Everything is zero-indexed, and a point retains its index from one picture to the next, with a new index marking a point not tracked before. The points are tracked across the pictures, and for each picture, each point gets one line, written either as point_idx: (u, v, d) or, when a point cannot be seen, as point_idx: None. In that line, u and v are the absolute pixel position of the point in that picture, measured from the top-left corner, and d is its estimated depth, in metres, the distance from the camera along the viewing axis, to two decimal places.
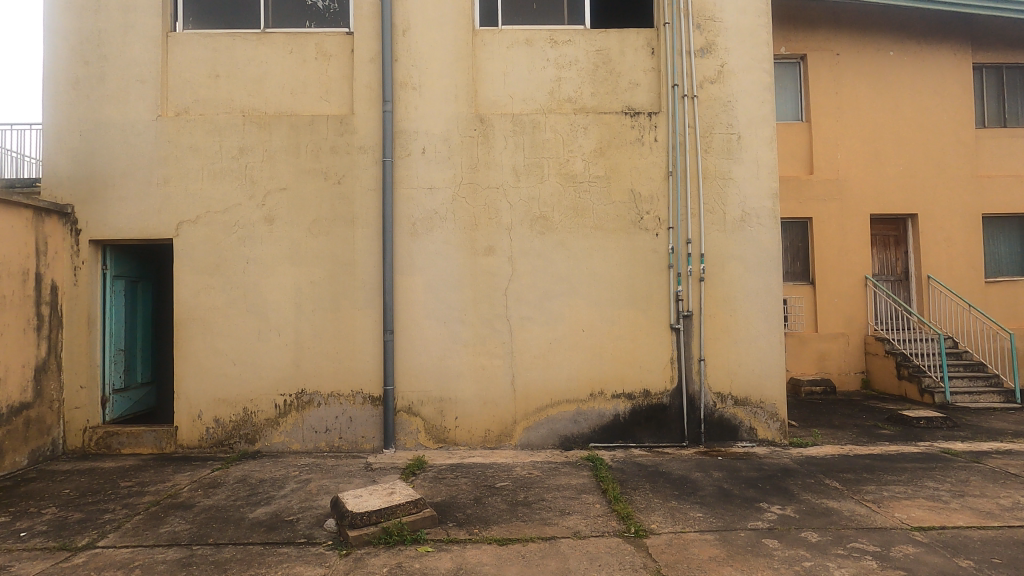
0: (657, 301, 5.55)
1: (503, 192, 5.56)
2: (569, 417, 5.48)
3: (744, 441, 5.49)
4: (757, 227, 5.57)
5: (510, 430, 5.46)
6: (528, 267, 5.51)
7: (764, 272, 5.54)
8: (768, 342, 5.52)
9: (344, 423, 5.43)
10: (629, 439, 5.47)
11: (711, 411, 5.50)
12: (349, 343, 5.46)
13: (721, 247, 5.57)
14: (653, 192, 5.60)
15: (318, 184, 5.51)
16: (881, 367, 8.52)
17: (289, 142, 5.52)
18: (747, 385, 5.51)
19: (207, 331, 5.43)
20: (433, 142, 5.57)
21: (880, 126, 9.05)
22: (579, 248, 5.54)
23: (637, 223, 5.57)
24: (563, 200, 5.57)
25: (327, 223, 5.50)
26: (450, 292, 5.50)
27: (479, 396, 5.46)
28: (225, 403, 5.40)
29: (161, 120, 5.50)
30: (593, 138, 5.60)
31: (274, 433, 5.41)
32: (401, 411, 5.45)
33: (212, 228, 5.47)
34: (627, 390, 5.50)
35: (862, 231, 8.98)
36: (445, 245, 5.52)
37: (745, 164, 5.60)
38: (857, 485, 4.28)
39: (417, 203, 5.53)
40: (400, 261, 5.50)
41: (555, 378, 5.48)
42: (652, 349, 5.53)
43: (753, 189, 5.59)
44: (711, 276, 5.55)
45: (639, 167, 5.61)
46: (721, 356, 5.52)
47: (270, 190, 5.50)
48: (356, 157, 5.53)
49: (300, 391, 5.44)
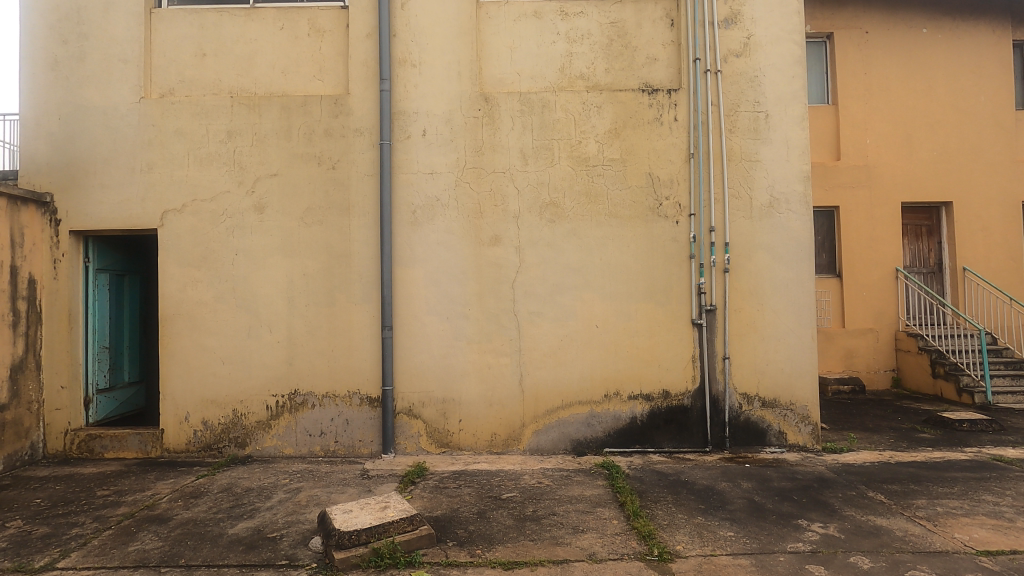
0: (677, 295, 5.11)
1: (509, 176, 5.15)
2: (582, 420, 5.07)
3: (773, 446, 5.06)
4: (787, 213, 5.11)
5: (518, 433, 5.06)
6: (537, 258, 5.10)
7: (794, 263, 5.09)
8: (799, 338, 5.07)
9: (340, 426, 5.07)
10: (647, 444, 5.05)
11: (736, 414, 5.07)
12: (346, 341, 5.09)
13: (747, 235, 5.12)
14: (673, 176, 5.15)
15: (311, 169, 5.13)
16: (913, 366, 8.02)
17: (280, 125, 5.15)
18: (776, 386, 5.07)
19: (194, 328, 5.09)
20: (434, 123, 5.16)
21: (912, 109, 8.50)
22: (593, 237, 5.11)
23: (656, 210, 5.13)
24: (575, 185, 5.14)
25: (322, 212, 5.12)
26: (453, 285, 5.10)
27: (485, 397, 5.07)
28: (214, 404, 5.06)
29: (144, 102, 5.14)
30: (608, 118, 5.16)
31: (265, 437, 5.06)
32: (400, 414, 5.07)
33: (199, 218, 5.11)
34: (645, 391, 5.07)
35: (893, 219, 8.45)
36: (447, 235, 5.12)
37: (773, 145, 5.14)
38: (905, 499, 3.83)
39: (418, 189, 5.14)
40: (400, 252, 5.11)
41: (567, 377, 5.07)
42: (672, 347, 5.09)
43: (781, 172, 5.13)
44: (736, 267, 5.10)
45: (657, 149, 5.16)
46: (747, 354, 5.08)
47: (260, 176, 5.13)
48: (352, 140, 5.14)
49: (293, 391, 5.08)
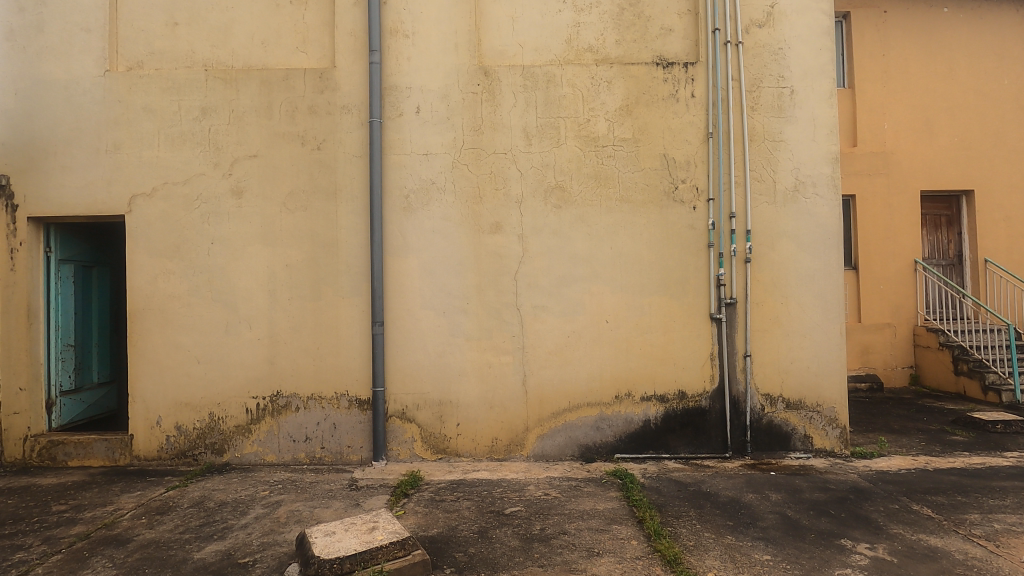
0: (694, 287, 4.69)
1: (511, 158, 4.71)
2: (591, 423, 4.66)
3: (798, 451, 4.66)
4: (814, 198, 4.70)
5: (521, 438, 4.65)
6: (542, 247, 4.68)
7: (822, 252, 4.68)
8: (826, 334, 4.67)
9: (327, 431, 4.64)
10: (661, 449, 4.65)
11: (758, 416, 4.68)
12: (332, 338, 4.65)
13: (771, 222, 4.70)
14: (690, 157, 4.72)
15: (294, 150, 4.68)
16: (933, 362, 7.65)
17: (260, 101, 4.69)
18: (801, 386, 4.68)
19: (167, 323, 4.64)
20: (429, 100, 4.72)
21: (932, 93, 8.08)
22: (602, 225, 4.69)
23: (671, 194, 4.71)
24: (583, 167, 4.70)
25: (306, 197, 4.68)
26: (450, 277, 4.67)
27: (485, 399, 4.65)
28: (189, 407, 4.62)
29: (110, 76, 4.67)
30: (619, 94, 4.73)
31: (245, 443, 4.63)
32: (393, 417, 4.65)
33: (171, 203, 4.65)
34: (659, 392, 4.66)
35: (911, 209, 8.05)
36: (444, 222, 4.68)
37: (799, 124, 4.71)
38: (956, 513, 3.44)
39: (411, 171, 4.70)
40: (391, 241, 4.68)
41: (574, 377, 4.65)
42: (688, 344, 4.68)
43: (808, 153, 4.71)
44: (759, 257, 4.69)
45: (672, 128, 4.73)
46: (770, 352, 4.68)
47: (237, 157, 4.67)
48: (339, 117, 4.69)
49: (275, 393, 4.64)
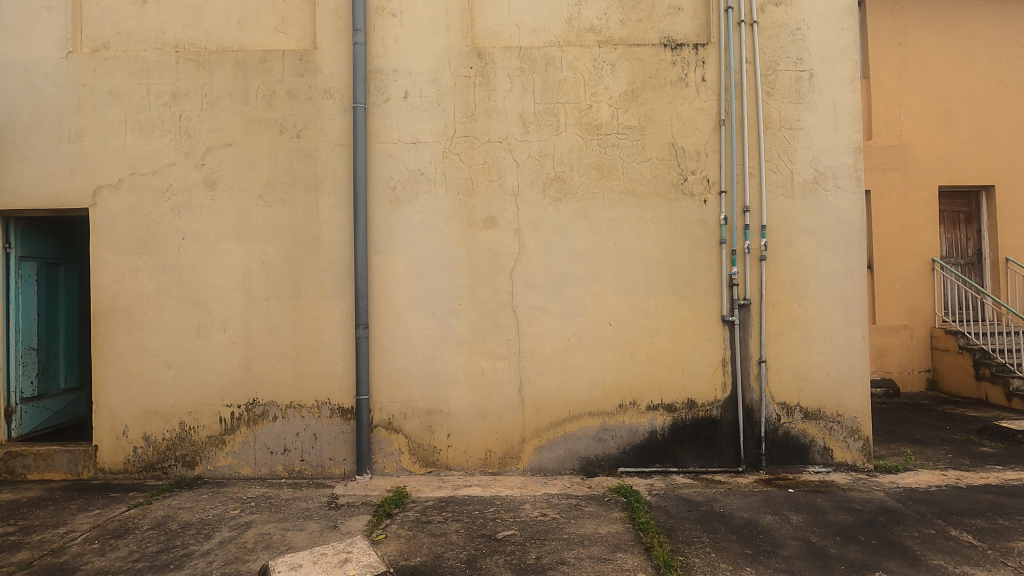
0: (705, 287, 4.33)
1: (507, 147, 4.35)
2: (592, 435, 4.30)
3: (817, 465, 4.31)
4: (834, 190, 4.34)
5: (517, 451, 4.30)
6: (539, 243, 4.32)
7: (843, 249, 4.32)
8: (847, 338, 4.32)
9: (307, 442, 4.29)
10: (669, 462, 4.30)
11: (774, 427, 4.32)
12: (313, 342, 4.30)
13: (788, 217, 4.34)
14: (700, 147, 4.36)
15: (272, 138, 4.33)
16: (952, 366, 7.29)
17: (235, 85, 4.33)
18: (820, 395, 4.32)
19: (134, 325, 4.29)
20: (418, 84, 4.36)
21: (951, 83, 7.70)
22: (605, 219, 4.33)
23: (679, 186, 4.34)
24: (584, 157, 4.35)
25: (284, 188, 4.32)
26: (440, 276, 4.31)
27: (479, 408, 4.30)
28: (158, 416, 4.28)
29: (72, 58, 4.32)
30: (623, 78, 4.36)
31: (218, 455, 4.28)
32: (378, 427, 4.30)
33: (139, 195, 4.30)
34: (666, 401, 4.31)
35: (929, 205, 7.67)
36: (434, 216, 4.33)
37: (819, 111, 4.35)
38: (1000, 541, 3.08)
39: (398, 161, 4.34)
40: (377, 237, 4.32)
41: (575, 384, 4.30)
42: (698, 349, 4.32)
43: (828, 142, 4.35)
44: (775, 255, 4.33)
45: (681, 114, 4.36)
46: (787, 357, 4.32)
47: (210, 146, 4.32)
48: (321, 103, 4.34)
49: (251, 401, 4.30)
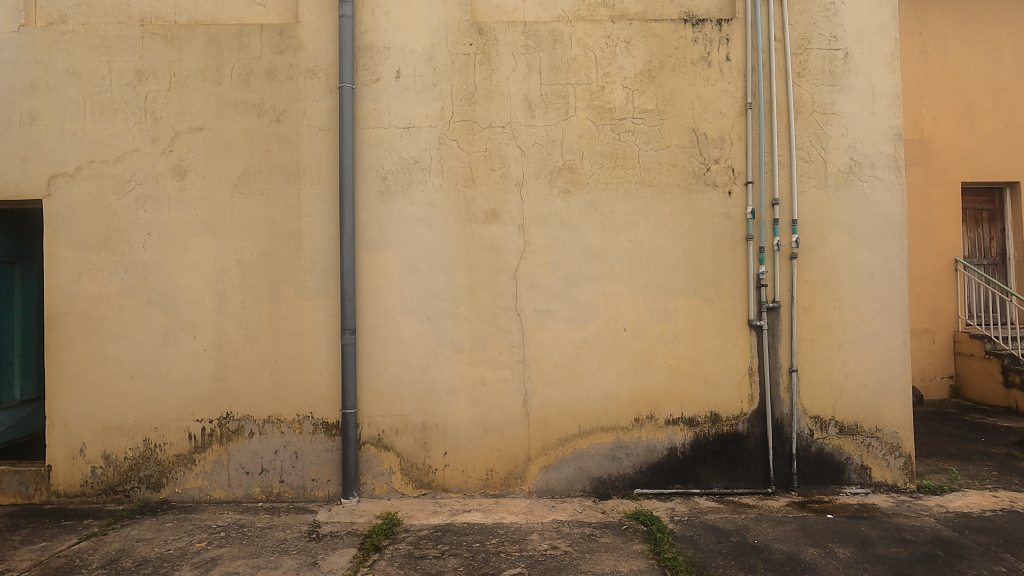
0: (730, 288, 3.91)
1: (510, 132, 3.92)
2: (605, 452, 3.87)
3: (854, 486, 3.89)
4: (871, 182, 3.92)
5: (522, 470, 3.86)
6: (547, 240, 3.89)
7: (881, 247, 3.91)
8: (887, 345, 3.90)
9: (287, 461, 3.84)
10: (690, 483, 3.87)
11: (806, 444, 3.90)
12: (294, 349, 3.85)
13: (821, 211, 3.92)
14: (724, 132, 3.94)
15: (248, 122, 3.88)
16: (978, 373, 6.89)
17: (207, 63, 3.89)
18: (856, 407, 3.90)
19: (93, 331, 3.84)
20: (411, 62, 3.92)
21: (974, 75, 7.32)
22: (620, 213, 3.90)
23: (701, 176, 3.92)
24: (596, 144, 3.92)
25: (262, 178, 3.88)
26: (436, 276, 3.87)
27: (479, 423, 3.86)
28: (120, 433, 3.82)
29: (26, 32, 3.86)
30: (639, 56, 3.94)
31: (187, 476, 3.83)
32: (367, 445, 3.86)
33: (99, 185, 3.85)
34: (687, 414, 3.88)
35: (952, 202, 7.28)
36: (429, 209, 3.89)
37: (855, 93, 3.94)
38: None
39: (389, 148, 3.90)
40: (366, 232, 3.88)
41: (585, 396, 3.87)
42: (722, 357, 3.90)
43: (865, 128, 3.93)
44: (807, 253, 3.92)
45: (704, 97, 3.94)
46: (820, 366, 3.90)
47: (179, 130, 3.87)
48: (303, 83, 3.90)
49: (225, 416, 3.84)
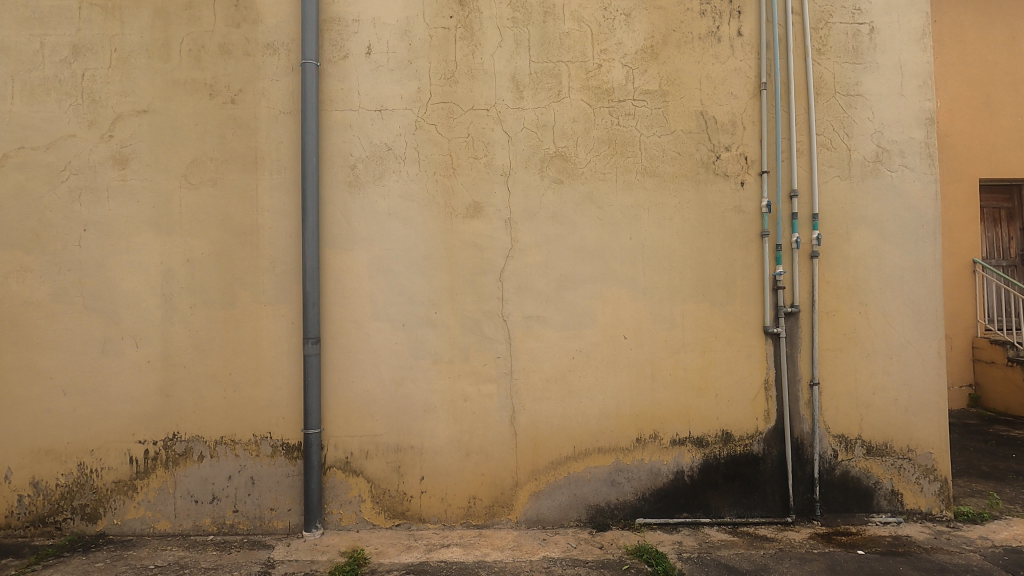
0: (743, 291, 3.47)
1: (495, 116, 3.48)
2: (602, 476, 3.42)
3: (883, 514, 3.44)
4: (901, 172, 3.50)
5: (509, 498, 3.41)
6: (537, 237, 3.45)
7: (912, 245, 3.48)
8: (919, 355, 3.47)
9: (242, 488, 3.39)
10: (699, 511, 3.43)
11: (830, 466, 3.46)
12: (250, 361, 3.40)
13: (844, 204, 3.49)
14: (736, 117, 3.51)
15: (198, 103, 3.43)
16: (999, 381, 6.46)
17: (153, 37, 3.44)
18: (885, 425, 3.47)
19: (20, 340, 3.37)
20: (384, 37, 3.48)
21: (991, 65, 6.92)
22: (619, 207, 3.46)
23: (710, 165, 3.49)
24: (592, 129, 3.49)
25: (214, 166, 3.43)
26: (412, 277, 3.42)
27: (460, 444, 3.41)
28: (51, 456, 3.36)
29: None
30: (639, 31, 3.51)
31: (128, 505, 3.37)
32: (333, 470, 3.40)
33: (28, 174, 3.39)
34: (695, 434, 3.44)
35: (969, 199, 6.86)
36: (404, 202, 3.44)
37: (881, 73, 3.51)
38: None
39: (359, 133, 3.46)
40: (332, 227, 3.43)
41: (581, 414, 3.42)
42: (735, 369, 3.46)
43: (893, 111, 3.51)
44: (829, 251, 3.48)
45: (712, 77, 3.51)
46: (845, 379, 3.47)
47: (121, 113, 3.42)
48: (262, 60, 3.46)
49: (171, 438, 3.38)
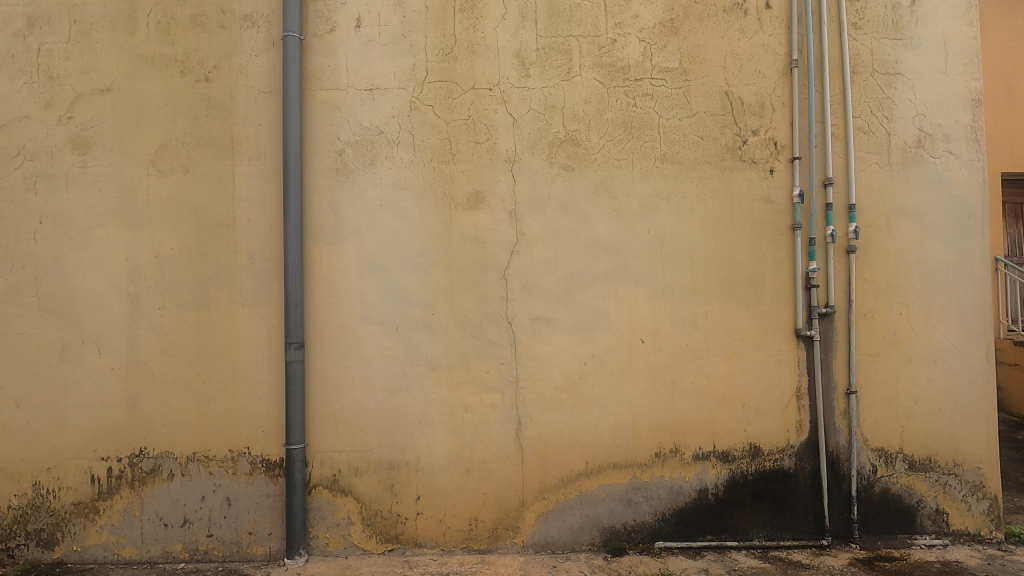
0: (772, 290, 3.14)
1: (499, 96, 3.14)
2: (618, 495, 3.09)
3: (927, 536, 3.12)
4: (946, 158, 3.17)
5: (515, 519, 3.08)
6: (545, 230, 3.11)
7: (959, 239, 3.15)
8: (966, 360, 3.14)
9: (217, 510, 3.04)
10: (725, 533, 3.10)
11: (868, 483, 3.14)
12: (226, 368, 3.05)
13: (884, 194, 3.17)
14: (765, 97, 3.18)
15: (168, 82, 3.08)
16: None
17: (117, 8, 3.09)
18: (929, 438, 3.14)
19: None
20: (375, 8, 3.14)
21: (1014, 54, 6.61)
22: (636, 197, 3.13)
23: (736, 151, 3.16)
24: (606, 111, 3.15)
25: (186, 152, 3.08)
26: (406, 275, 3.08)
27: (460, 460, 3.07)
28: (3, 475, 3.00)
29: None
30: (657, 3, 3.18)
31: (89, 530, 3.02)
32: (319, 490, 3.06)
33: None
34: (721, 448, 3.11)
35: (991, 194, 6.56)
36: (398, 192, 3.10)
37: (924, 49, 3.18)
38: None
39: (347, 115, 3.12)
40: (317, 220, 3.09)
41: (594, 426, 3.09)
42: (764, 376, 3.13)
43: (937, 92, 3.18)
44: (867, 246, 3.16)
45: (738, 53, 3.18)
46: (884, 387, 3.14)
47: (81, 92, 3.07)
48: (239, 34, 3.11)
49: (137, 454, 3.03)
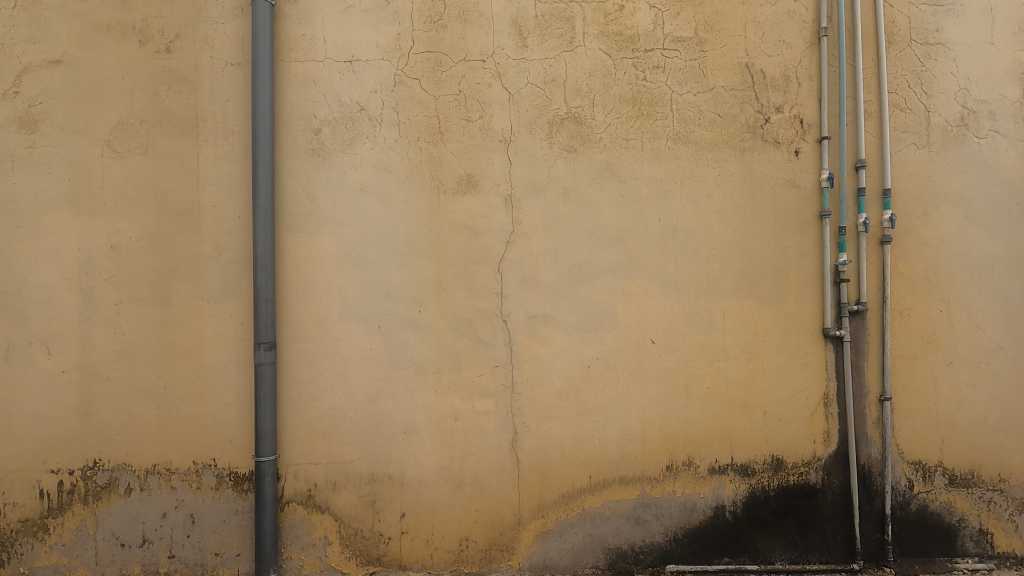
0: (798, 285, 2.82)
1: (493, 68, 2.82)
2: (625, 513, 2.78)
3: (970, 559, 2.80)
4: (992, 138, 2.84)
5: (511, 540, 2.77)
6: (544, 218, 2.80)
7: (1006, 228, 2.82)
8: (1014, 364, 2.82)
9: (180, 528, 2.74)
10: (744, 555, 2.78)
11: (903, 500, 2.82)
12: (190, 371, 2.75)
13: (922, 177, 2.84)
14: (790, 71, 2.86)
15: (126, 52, 2.77)
16: None
17: None
18: (972, 450, 2.82)
19: None
20: None
21: None
22: (646, 182, 2.81)
23: (758, 129, 2.84)
24: (613, 85, 2.83)
25: (145, 130, 2.77)
26: (389, 268, 2.77)
27: (449, 473, 2.76)
28: None
29: None
30: None
31: (38, 550, 2.72)
32: (293, 507, 2.75)
33: None
34: (739, 460, 2.79)
35: None
36: (380, 176, 2.79)
37: (968, 16, 2.85)
38: None
39: (324, 89, 2.80)
40: (290, 206, 2.77)
41: (598, 437, 2.77)
42: (788, 380, 2.81)
43: (983, 63, 2.85)
44: (903, 235, 2.83)
45: (760, 21, 2.85)
46: (922, 393, 2.82)
47: (30, 64, 2.76)
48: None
49: (91, 466, 2.73)
